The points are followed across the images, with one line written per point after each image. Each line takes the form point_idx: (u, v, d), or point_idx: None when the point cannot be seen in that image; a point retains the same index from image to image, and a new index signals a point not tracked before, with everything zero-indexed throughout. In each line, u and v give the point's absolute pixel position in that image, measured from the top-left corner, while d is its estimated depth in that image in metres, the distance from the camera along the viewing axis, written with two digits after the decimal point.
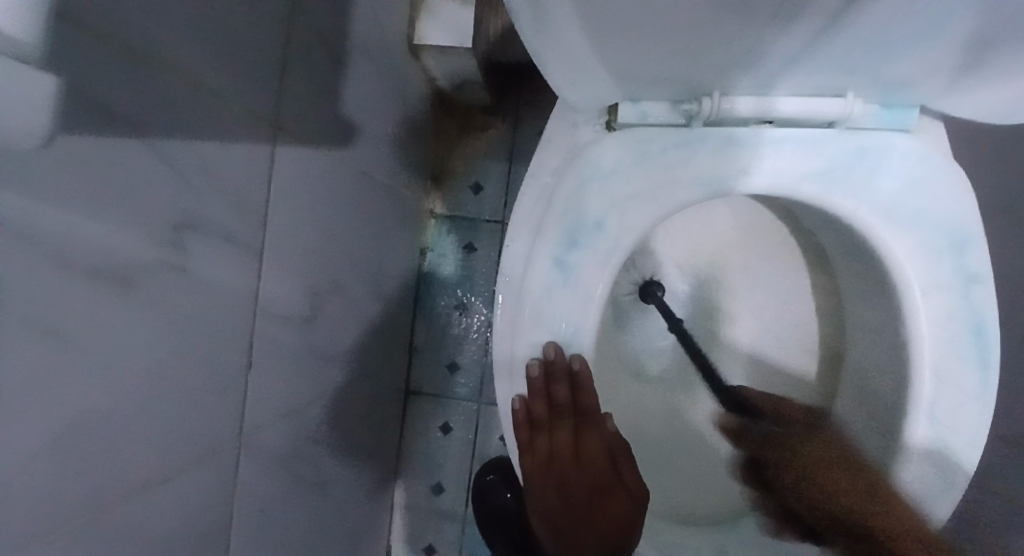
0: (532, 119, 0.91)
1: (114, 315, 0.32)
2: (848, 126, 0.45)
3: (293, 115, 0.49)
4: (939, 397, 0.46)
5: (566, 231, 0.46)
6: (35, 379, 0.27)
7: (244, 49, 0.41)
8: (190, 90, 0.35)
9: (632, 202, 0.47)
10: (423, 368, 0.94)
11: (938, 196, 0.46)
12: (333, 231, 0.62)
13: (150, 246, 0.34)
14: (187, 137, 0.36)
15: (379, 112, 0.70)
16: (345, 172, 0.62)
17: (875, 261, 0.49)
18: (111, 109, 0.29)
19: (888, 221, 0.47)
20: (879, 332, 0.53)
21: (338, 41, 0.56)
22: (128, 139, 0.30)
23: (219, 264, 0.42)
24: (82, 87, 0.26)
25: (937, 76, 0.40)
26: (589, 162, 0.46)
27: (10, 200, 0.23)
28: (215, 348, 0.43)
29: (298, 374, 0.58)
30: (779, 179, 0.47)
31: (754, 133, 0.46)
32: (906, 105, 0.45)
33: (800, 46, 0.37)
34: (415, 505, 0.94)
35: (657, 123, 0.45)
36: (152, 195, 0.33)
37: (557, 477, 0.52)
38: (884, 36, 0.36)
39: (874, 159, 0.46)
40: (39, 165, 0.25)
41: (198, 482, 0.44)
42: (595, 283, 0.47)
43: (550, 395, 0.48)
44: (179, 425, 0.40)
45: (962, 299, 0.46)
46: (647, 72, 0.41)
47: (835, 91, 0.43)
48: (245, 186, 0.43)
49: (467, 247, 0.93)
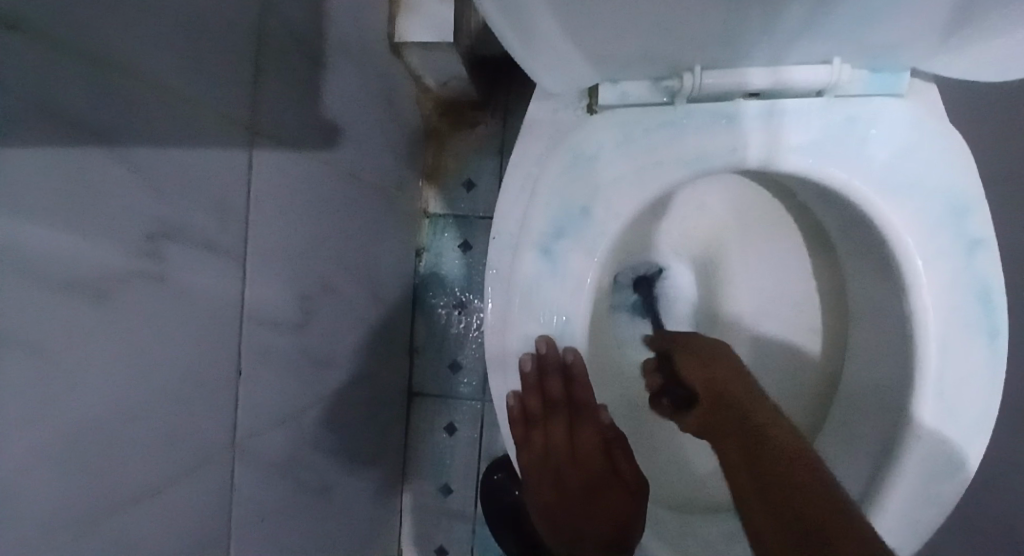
0: (521, 112, 0.90)
1: (94, 328, 0.31)
2: (836, 95, 0.44)
3: (271, 117, 0.48)
4: (947, 366, 0.45)
5: (552, 220, 0.45)
6: (17, 399, 0.26)
7: (215, 52, 0.40)
8: (161, 96, 0.35)
9: (617, 186, 0.45)
10: (424, 368, 0.93)
11: (932, 163, 0.45)
12: (322, 234, 0.61)
13: (127, 257, 0.33)
14: (161, 143, 0.35)
15: (364, 112, 0.69)
16: (330, 174, 0.61)
17: (874, 233, 0.47)
18: (78, 118, 0.28)
19: (885, 191, 0.45)
20: (882, 307, 0.51)
21: (315, 41, 0.55)
22: (97, 147, 0.30)
23: (203, 272, 0.41)
24: (40, 95, 0.25)
25: (926, 39, 0.39)
26: (571, 148, 0.45)
27: None
28: (203, 358, 0.42)
29: (293, 380, 0.58)
30: (768, 153, 0.45)
31: (740, 108, 0.44)
32: (895, 70, 0.43)
33: (783, 13, 0.36)
34: (424, 507, 0.93)
35: (639, 103, 0.44)
36: (126, 204, 0.32)
37: (554, 474, 0.50)
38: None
39: (866, 128, 0.44)
40: (7, 179, 0.24)
41: (193, 496, 0.43)
42: (584, 270, 0.46)
43: (544, 388, 0.47)
44: (171, 438, 0.40)
45: (964, 266, 0.45)
46: (626, 51, 0.40)
47: (820, 59, 0.42)
48: (225, 192, 0.43)
49: (462, 245, 0.92)
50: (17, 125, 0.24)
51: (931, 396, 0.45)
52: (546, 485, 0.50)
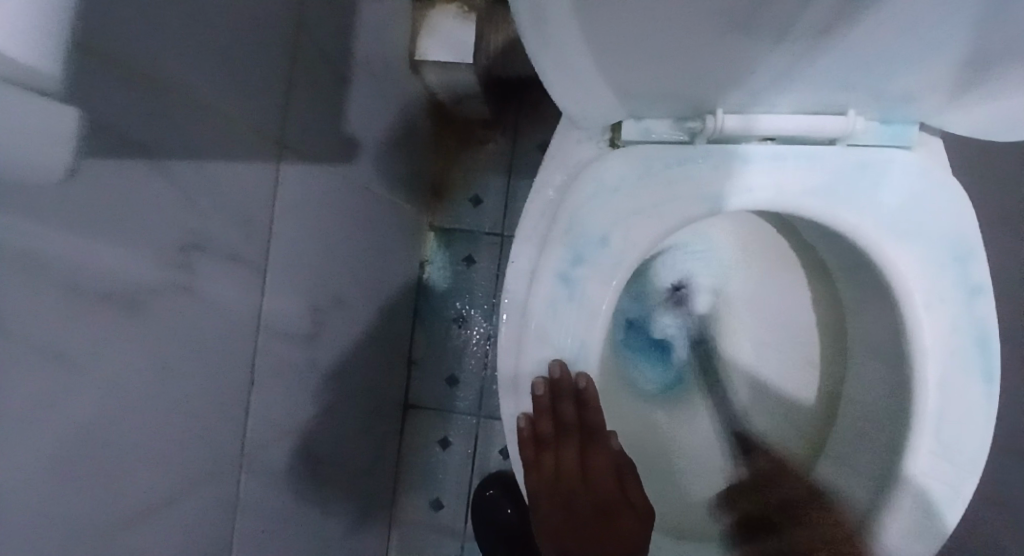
0: (531, 132, 0.91)
1: (123, 336, 0.32)
2: (848, 143, 0.46)
3: (297, 132, 0.49)
4: (944, 408, 0.47)
5: (571, 247, 0.46)
6: (42, 404, 0.27)
7: (252, 69, 0.41)
8: (201, 110, 0.35)
9: (636, 218, 0.47)
10: (422, 381, 0.94)
11: (936, 212, 0.47)
12: (336, 246, 0.62)
13: (159, 266, 0.34)
14: (197, 156, 0.36)
15: (381, 127, 0.70)
16: (347, 187, 0.62)
17: (878, 276, 0.49)
18: (124, 132, 0.29)
19: (889, 235, 0.47)
20: (883, 347, 0.53)
21: (341, 58, 0.56)
22: (140, 159, 0.30)
23: (225, 283, 0.41)
24: (95, 109, 0.26)
25: (934, 95, 0.41)
26: (593, 179, 0.46)
27: (22, 223, 0.23)
28: (220, 366, 0.43)
29: (300, 390, 0.58)
30: (780, 195, 0.47)
31: (755, 150, 0.46)
32: (906, 122, 0.45)
33: (804, 64, 0.38)
34: (415, 521, 0.93)
35: (660, 140, 0.46)
36: (161, 215, 0.33)
37: (563, 495, 0.51)
38: (888, 54, 0.36)
39: (874, 174, 0.47)
40: (50, 189, 0.24)
41: (199, 505, 0.43)
42: (600, 297, 0.47)
43: (556, 410, 0.48)
44: (183, 446, 0.40)
45: (962, 311, 0.47)
46: (652, 90, 0.41)
47: (836, 108, 0.44)
48: (251, 204, 0.43)
49: (466, 260, 0.93)
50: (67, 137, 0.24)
51: (927, 437, 0.47)
52: (554, 506, 0.51)
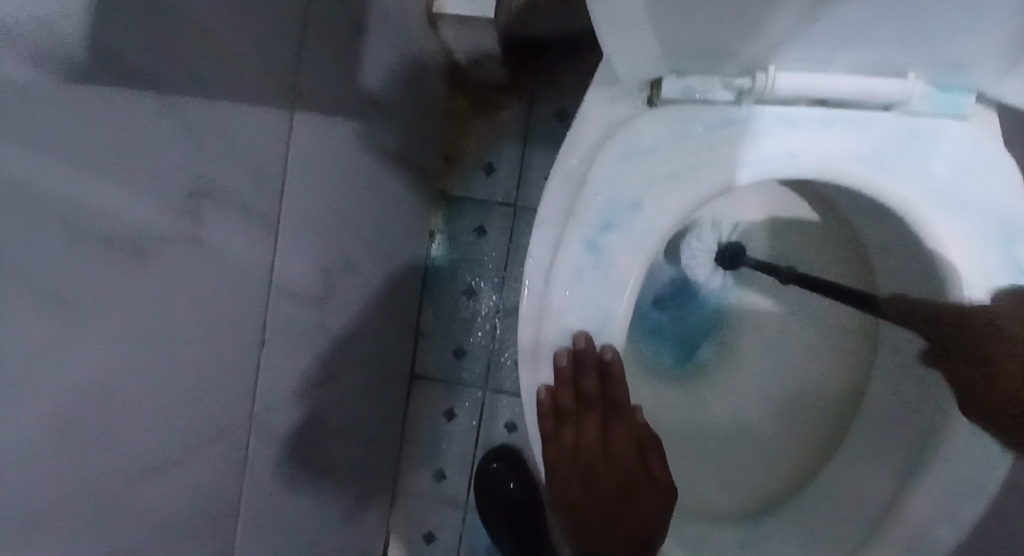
0: (549, 98, 0.88)
1: (126, 285, 0.30)
2: (903, 110, 0.43)
3: (313, 81, 0.46)
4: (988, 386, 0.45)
5: (602, 212, 0.44)
6: (38, 355, 0.25)
7: (269, 7, 0.38)
8: (213, 46, 0.33)
9: (671, 183, 0.45)
10: (428, 352, 0.92)
11: (987, 189, 0.44)
12: (346, 207, 0.59)
13: (166, 213, 0.32)
14: (207, 96, 0.33)
15: (396, 86, 0.67)
16: (359, 145, 0.60)
17: (921, 252, 0.47)
18: (127, 60, 0.26)
19: (939, 210, 0.45)
20: (918, 324, 0.51)
21: (360, 6, 0.53)
22: (145, 93, 0.28)
23: (235, 237, 0.39)
24: (96, 29, 0.24)
25: (997, 60, 0.38)
26: (629, 139, 0.44)
27: (16, 150, 0.20)
28: (227, 326, 0.41)
29: (306, 353, 0.56)
30: (826, 163, 0.45)
31: (801, 114, 0.44)
32: (963, 91, 0.42)
33: (867, 19, 0.35)
34: (416, 491, 0.92)
35: (702, 100, 0.43)
36: (169, 157, 0.31)
37: (582, 470, 0.50)
38: (963, 11, 0.34)
39: (926, 145, 0.45)
40: (49, 116, 0.22)
41: (203, 466, 0.42)
42: (629, 267, 0.45)
43: (578, 384, 0.46)
44: (187, 405, 0.38)
45: (1008, 295, 0.45)
46: (699, 43, 0.39)
47: (895, 69, 0.41)
48: (264, 154, 0.41)
49: (477, 230, 0.90)
50: (59, 55, 0.22)
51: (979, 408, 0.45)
52: (573, 480, 0.49)
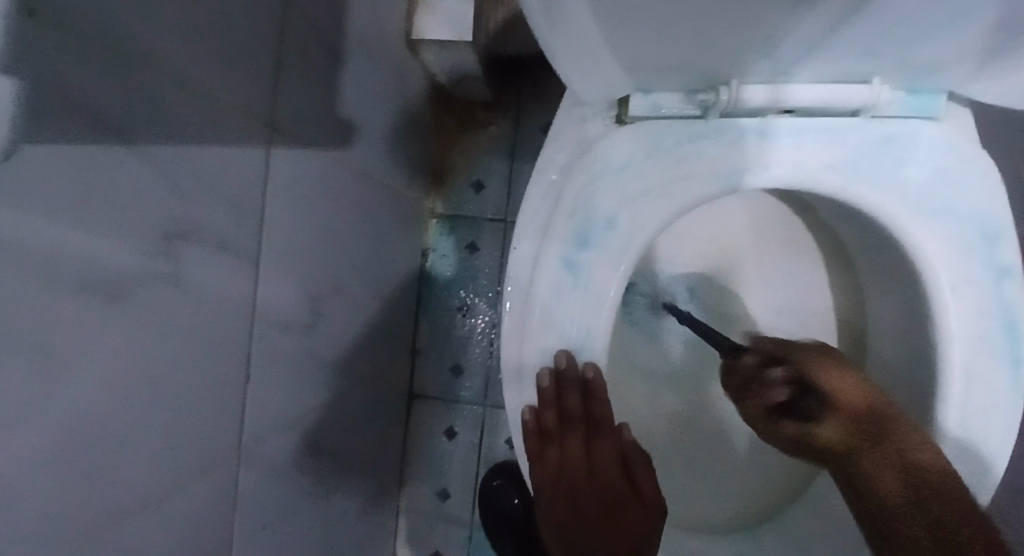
0: (535, 112, 0.89)
1: (107, 327, 0.30)
2: (872, 115, 0.44)
3: (289, 115, 0.47)
4: (972, 375, 0.45)
5: (577, 230, 0.45)
6: (23, 403, 0.25)
7: (241, 45, 0.39)
8: (185, 88, 0.33)
9: (645, 198, 0.45)
10: (427, 370, 0.92)
11: (966, 190, 0.45)
12: (333, 233, 0.60)
13: (144, 256, 0.32)
14: (182, 138, 0.34)
15: (379, 111, 0.68)
16: (344, 171, 0.60)
17: (902, 256, 0.47)
18: (99, 112, 0.27)
19: (915, 214, 0.45)
20: (908, 334, 0.51)
21: (335, 36, 0.54)
22: (118, 142, 0.28)
23: (216, 273, 0.40)
24: (60, 85, 0.24)
25: (963, 64, 0.39)
26: (600, 158, 0.45)
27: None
28: (213, 359, 0.41)
29: (298, 381, 0.56)
30: (800, 173, 0.45)
31: (772, 125, 0.45)
32: (933, 92, 0.43)
33: (823, 30, 0.35)
34: (421, 511, 0.92)
35: (670, 115, 0.44)
36: (145, 201, 0.31)
37: (568, 490, 0.50)
38: (918, 17, 0.34)
39: (901, 148, 0.45)
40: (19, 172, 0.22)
41: (197, 501, 0.42)
42: (607, 283, 0.46)
43: (561, 403, 0.47)
44: (178, 441, 0.38)
45: (990, 293, 0.45)
46: (662, 61, 0.39)
47: (858, 78, 0.41)
48: (242, 188, 0.41)
49: (469, 247, 0.91)
50: (29, 111, 0.22)
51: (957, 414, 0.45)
52: (559, 500, 0.49)
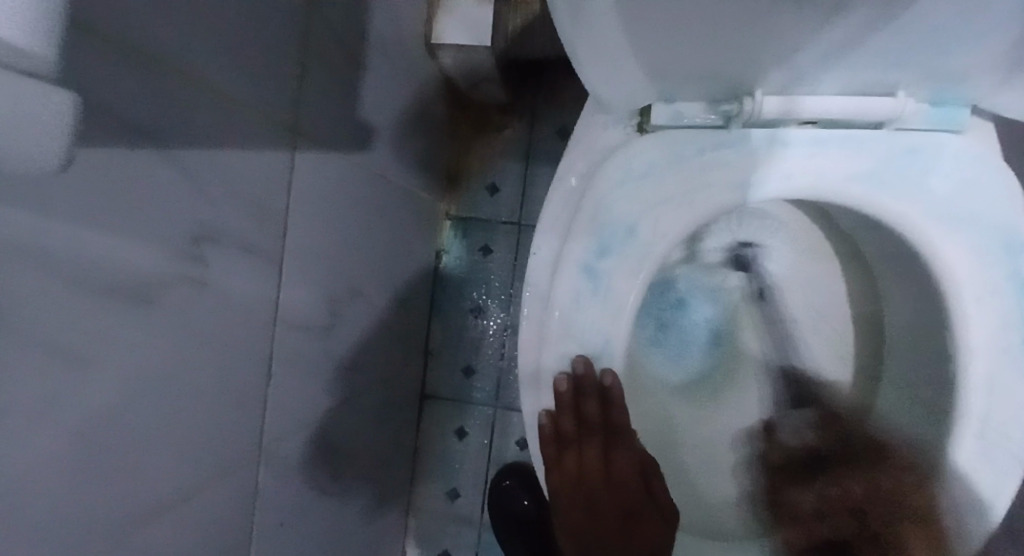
0: (551, 115, 0.89)
1: (136, 330, 0.30)
2: (896, 126, 0.43)
3: (312, 119, 0.48)
4: (993, 388, 0.45)
5: (597, 237, 0.45)
6: (47, 401, 0.25)
7: (267, 51, 0.39)
8: (213, 94, 0.34)
9: (666, 206, 0.46)
10: (439, 371, 0.93)
11: (992, 202, 0.44)
12: (351, 234, 0.60)
13: (171, 259, 0.33)
14: (209, 144, 0.34)
15: (397, 114, 0.68)
16: (363, 174, 0.61)
17: (921, 267, 0.48)
18: (132, 119, 0.27)
19: (937, 227, 0.45)
20: (926, 345, 0.51)
21: (357, 40, 0.55)
22: (150, 148, 0.29)
23: (240, 275, 0.40)
24: (98, 93, 0.25)
25: (989, 75, 0.38)
26: (622, 165, 0.45)
27: (30, 214, 0.22)
28: (235, 359, 0.42)
29: (315, 381, 0.57)
30: (820, 183, 0.46)
31: (793, 134, 0.45)
32: (958, 104, 0.43)
33: (846, 39, 0.35)
34: (431, 510, 0.92)
35: (692, 125, 0.44)
36: (173, 206, 0.32)
37: (584, 494, 0.50)
38: (943, 28, 0.34)
39: (923, 160, 0.44)
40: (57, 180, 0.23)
41: (217, 499, 0.43)
42: (627, 290, 0.46)
43: (579, 409, 0.47)
44: (199, 440, 0.39)
45: (1014, 306, 0.44)
46: (684, 69, 0.39)
47: (883, 89, 0.41)
48: (265, 191, 0.42)
49: (483, 249, 0.91)
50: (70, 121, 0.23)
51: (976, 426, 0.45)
52: (575, 505, 0.50)
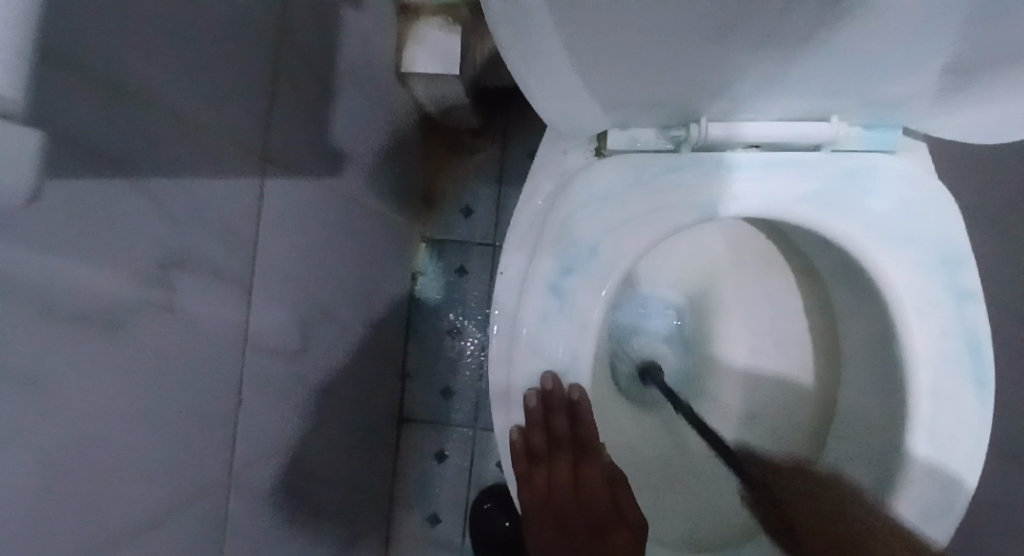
0: (522, 139, 0.91)
1: (104, 357, 0.31)
2: (833, 148, 0.46)
3: (282, 146, 0.49)
4: (939, 396, 0.47)
5: (561, 256, 0.47)
6: (25, 434, 0.26)
7: (236, 82, 0.41)
8: (183, 126, 0.35)
9: (627, 226, 0.48)
10: (416, 393, 0.93)
11: (930, 219, 0.47)
12: (323, 258, 0.61)
13: (141, 287, 0.33)
14: (179, 173, 0.35)
15: (369, 139, 0.69)
16: (334, 199, 0.62)
17: (870, 281, 0.50)
18: (102, 152, 0.28)
19: (879, 242, 0.48)
20: (879, 355, 0.53)
21: (326, 69, 0.56)
22: (119, 179, 0.30)
23: (209, 301, 0.41)
24: (69, 128, 0.26)
25: (920, 101, 0.41)
26: (583, 188, 0.47)
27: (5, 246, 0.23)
28: (205, 385, 0.42)
29: (288, 405, 0.57)
30: (771, 202, 0.48)
31: (742, 157, 0.47)
32: (889, 127, 0.46)
33: (785, 70, 0.38)
34: (410, 535, 0.91)
35: (645, 148, 0.47)
36: (142, 234, 0.32)
37: (557, 510, 0.51)
38: (873, 60, 0.36)
39: (863, 180, 0.47)
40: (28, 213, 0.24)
41: (188, 528, 0.42)
42: (591, 306, 0.48)
43: (549, 424, 0.48)
44: (169, 468, 0.39)
45: (953, 315, 0.47)
46: (638, 98, 0.42)
47: (819, 115, 0.44)
48: (235, 218, 0.43)
49: (458, 270, 0.92)
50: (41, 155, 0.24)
51: (925, 435, 0.47)
52: (548, 521, 0.50)
